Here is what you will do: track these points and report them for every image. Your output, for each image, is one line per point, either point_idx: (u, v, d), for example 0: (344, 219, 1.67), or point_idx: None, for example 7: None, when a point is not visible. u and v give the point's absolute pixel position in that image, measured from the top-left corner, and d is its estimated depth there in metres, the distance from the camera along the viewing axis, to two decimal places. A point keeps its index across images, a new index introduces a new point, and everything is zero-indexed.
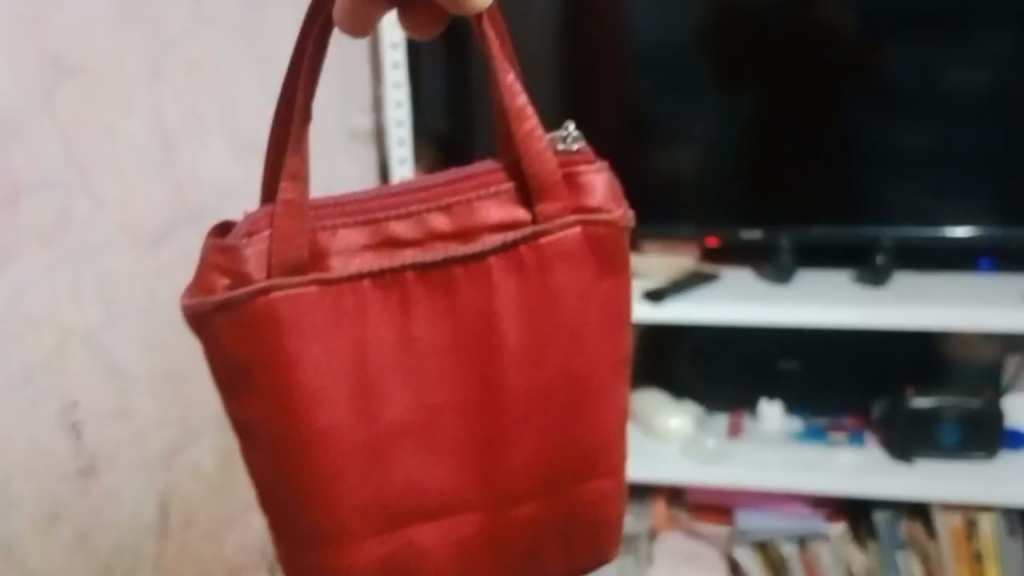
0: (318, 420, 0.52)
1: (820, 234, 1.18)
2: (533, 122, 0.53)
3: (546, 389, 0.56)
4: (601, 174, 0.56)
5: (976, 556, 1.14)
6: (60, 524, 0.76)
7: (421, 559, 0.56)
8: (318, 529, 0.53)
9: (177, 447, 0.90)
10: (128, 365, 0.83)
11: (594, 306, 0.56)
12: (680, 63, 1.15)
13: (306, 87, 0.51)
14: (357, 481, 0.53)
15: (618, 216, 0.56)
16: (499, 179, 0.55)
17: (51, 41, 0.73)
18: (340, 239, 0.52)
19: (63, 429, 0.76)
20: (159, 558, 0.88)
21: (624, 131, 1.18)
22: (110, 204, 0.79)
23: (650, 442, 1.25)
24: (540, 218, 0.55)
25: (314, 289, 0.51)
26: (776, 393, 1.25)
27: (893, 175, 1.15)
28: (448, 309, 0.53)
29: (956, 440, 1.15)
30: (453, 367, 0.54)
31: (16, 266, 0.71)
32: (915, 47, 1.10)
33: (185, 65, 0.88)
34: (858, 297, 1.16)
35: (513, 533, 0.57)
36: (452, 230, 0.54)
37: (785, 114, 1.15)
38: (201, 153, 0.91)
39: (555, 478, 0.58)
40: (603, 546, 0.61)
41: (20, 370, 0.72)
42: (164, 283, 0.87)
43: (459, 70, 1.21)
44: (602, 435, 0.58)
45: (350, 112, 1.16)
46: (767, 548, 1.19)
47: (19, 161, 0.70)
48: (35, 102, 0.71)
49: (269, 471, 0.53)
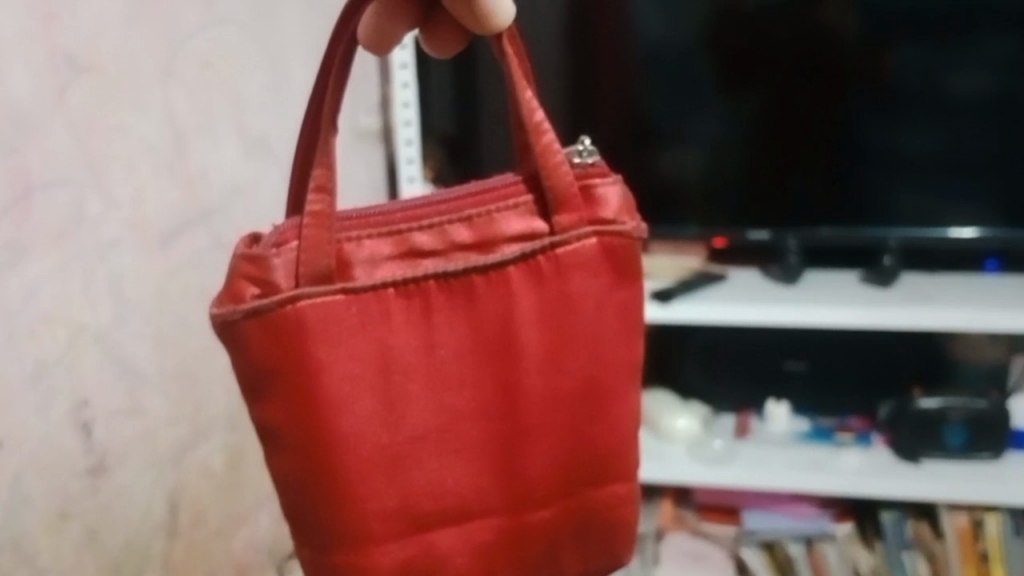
0: (342, 425, 0.52)
1: (827, 236, 1.18)
2: (551, 136, 0.53)
3: (564, 394, 0.56)
4: (613, 188, 0.56)
5: (982, 556, 1.15)
6: (70, 523, 0.75)
7: (440, 566, 0.55)
8: (341, 532, 0.53)
9: (187, 445, 0.90)
10: (139, 364, 0.83)
11: (610, 314, 0.56)
12: (684, 63, 1.14)
13: (333, 100, 0.50)
14: (380, 485, 0.53)
15: (632, 228, 0.56)
16: (517, 192, 0.55)
17: (62, 38, 0.72)
18: (364, 249, 0.52)
19: (74, 428, 0.76)
20: (169, 556, 0.88)
21: (632, 132, 1.18)
22: (121, 201, 0.79)
23: (659, 443, 1.25)
24: (558, 229, 0.55)
25: (340, 298, 0.51)
26: (783, 394, 1.25)
27: (895, 177, 1.15)
28: (470, 316, 0.53)
29: (962, 442, 1.15)
30: (474, 372, 0.54)
31: (28, 263, 0.70)
32: (922, 49, 1.09)
33: (197, 64, 0.88)
34: (864, 296, 1.16)
35: (530, 539, 0.57)
36: (473, 241, 0.54)
37: (792, 113, 1.14)
38: (211, 153, 0.90)
39: (573, 482, 0.57)
40: (618, 553, 0.60)
41: (34, 366, 0.71)
42: (175, 283, 0.87)
43: (467, 73, 1.19)
44: (618, 439, 0.58)
45: (357, 111, 1.17)
46: (773, 548, 1.22)
47: (32, 160, 0.70)
48: (46, 100, 0.71)
49: (294, 475, 0.53)
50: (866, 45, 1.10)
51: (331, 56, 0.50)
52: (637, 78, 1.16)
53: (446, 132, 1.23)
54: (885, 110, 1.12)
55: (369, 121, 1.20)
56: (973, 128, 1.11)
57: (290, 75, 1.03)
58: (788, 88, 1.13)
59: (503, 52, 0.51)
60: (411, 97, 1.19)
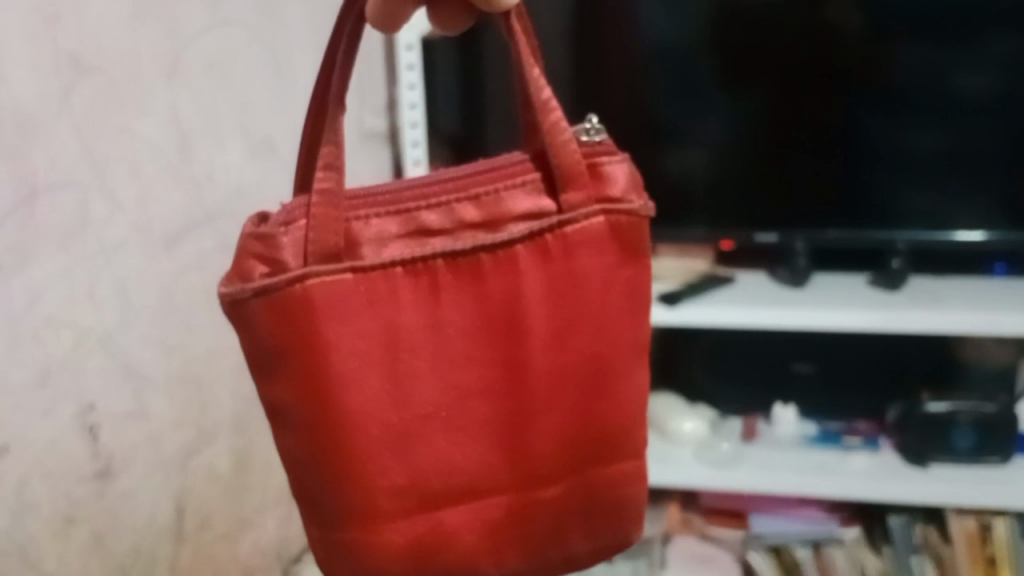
0: (349, 403, 0.52)
1: (834, 237, 1.18)
2: (558, 114, 0.53)
3: (570, 371, 0.56)
4: (619, 166, 0.56)
5: (991, 561, 1.14)
6: (74, 528, 0.75)
7: (448, 544, 0.55)
8: (349, 510, 0.53)
9: (192, 449, 0.90)
10: (143, 366, 0.82)
11: (615, 292, 0.56)
12: (689, 65, 1.14)
13: (339, 82, 0.50)
14: (388, 462, 0.53)
15: (639, 206, 0.56)
16: (524, 171, 0.55)
17: (69, 41, 0.72)
18: (372, 228, 0.52)
19: (80, 432, 0.76)
20: (174, 560, 0.88)
21: (637, 133, 1.18)
22: (126, 203, 0.79)
23: (663, 446, 1.24)
24: (566, 208, 0.54)
25: (347, 277, 0.51)
26: (790, 398, 1.25)
27: (900, 179, 1.15)
28: (477, 296, 0.53)
29: (972, 445, 1.14)
30: (480, 350, 0.54)
31: (33, 266, 0.70)
32: (927, 51, 1.09)
33: (203, 65, 0.88)
34: (872, 300, 1.16)
35: (537, 517, 0.57)
36: (481, 219, 0.54)
37: (797, 114, 1.14)
38: (216, 155, 0.91)
39: (580, 459, 0.58)
40: (626, 529, 0.60)
41: (37, 371, 0.71)
42: (179, 283, 0.87)
43: (473, 75, 1.19)
44: (624, 417, 0.58)
45: (363, 112, 1.17)
46: (781, 553, 1.20)
47: (37, 162, 0.70)
48: (53, 101, 0.71)
49: (303, 453, 0.53)
50: (869, 45, 1.10)
51: (341, 30, 0.51)
52: (642, 81, 1.16)
53: (452, 132, 1.22)
54: (889, 110, 1.12)
55: (374, 121, 1.20)
56: (978, 128, 1.11)
57: (294, 76, 1.03)
58: (793, 91, 1.13)
59: (512, 30, 0.51)
60: (418, 97, 1.20)
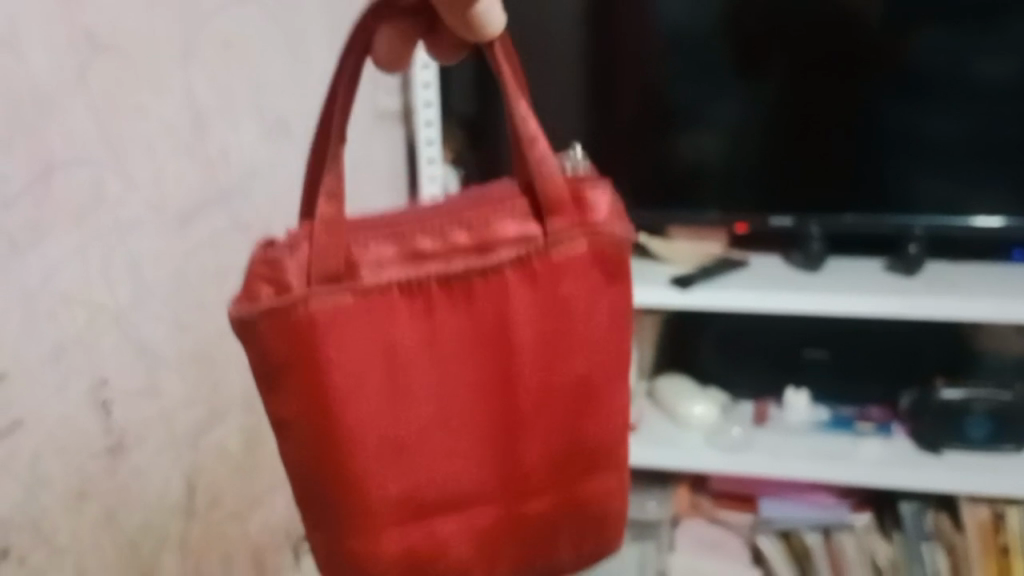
0: (352, 417, 0.52)
1: (850, 222, 1.17)
2: (543, 144, 0.53)
3: (559, 388, 0.56)
4: (600, 194, 0.56)
5: (1003, 549, 1.14)
6: (87, 502, 0.76)
7: (440, 552, 0.56)
8: (345, 519, 0.54)
9: (203, 426, 0.91)
10: (156, 345, 0.83)
11: (602, 313, 0.56)
12: (705, 48, 1.13)
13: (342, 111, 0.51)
14: (384, 473, 0.54)
15: (620, 234, 0.56)
16: (512, 199, 0.55)
17: (83, 17, 0.71)
18: (368, 251, 0.52)
19: (93, 407, 0.76)
20: (186, 535, 0.89)
21: (649, 117, 1.18)
22: (140, 181, 0.79)
23: (673, 428, 1.24)
24: (551, 234, 0.54)
25: (344, 299, 0.51)
26: (805, 382, 1.25)
27: (917, 164, 1.14)
28: (469, 318, 0.53)
29: (985, 434, 1.13)
30: (474, 370, 0.54)
31: (46, 242, 0.70)
32: (949, 36, 1.08)
33: (217, 45, 0.88)
34: (888, 285, 1.14)
35: (525, 529, 0.57)
36: (472, 243, 0.53)
37: (814, 98, 1.13)
38: (230, 135, 0.90)
39: (566, 472, 0.58)
40: (607, 542, 0.61)
41: (52, 348, 0.71)
42: (192, 263, 0.87)
43: (488, 58, 1.21)
44: (609, 432, 0.59)
45: (378, 93, 1.16)
46: (791, 537, 1.21)
47: (52, 139, 0.69)
48: (68, 78, 0.70)
49: (308, 464, 0.53)
50: (888, 30, 1.09)
51: (343, 66, 0.51)
52: (656, 63, 1.15)
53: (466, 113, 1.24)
54: (908, 95, 1.11)
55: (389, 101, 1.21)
56: (997, 114, 1.10)
57: (307, 55, 1.03)
58: (809, 74, 1.12)
59: (497, 61, 0.51)
60: (432, 77, 1.20)
